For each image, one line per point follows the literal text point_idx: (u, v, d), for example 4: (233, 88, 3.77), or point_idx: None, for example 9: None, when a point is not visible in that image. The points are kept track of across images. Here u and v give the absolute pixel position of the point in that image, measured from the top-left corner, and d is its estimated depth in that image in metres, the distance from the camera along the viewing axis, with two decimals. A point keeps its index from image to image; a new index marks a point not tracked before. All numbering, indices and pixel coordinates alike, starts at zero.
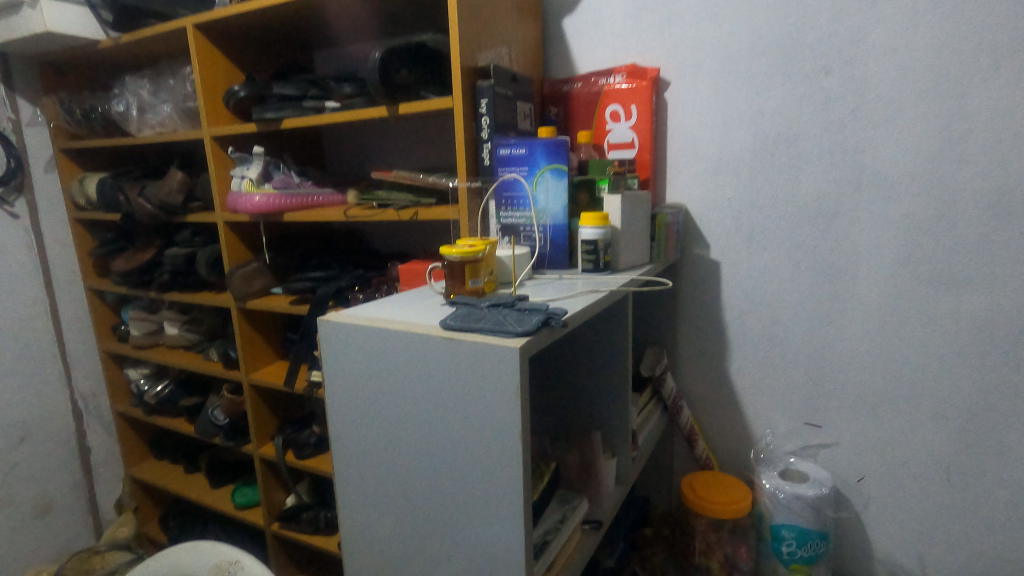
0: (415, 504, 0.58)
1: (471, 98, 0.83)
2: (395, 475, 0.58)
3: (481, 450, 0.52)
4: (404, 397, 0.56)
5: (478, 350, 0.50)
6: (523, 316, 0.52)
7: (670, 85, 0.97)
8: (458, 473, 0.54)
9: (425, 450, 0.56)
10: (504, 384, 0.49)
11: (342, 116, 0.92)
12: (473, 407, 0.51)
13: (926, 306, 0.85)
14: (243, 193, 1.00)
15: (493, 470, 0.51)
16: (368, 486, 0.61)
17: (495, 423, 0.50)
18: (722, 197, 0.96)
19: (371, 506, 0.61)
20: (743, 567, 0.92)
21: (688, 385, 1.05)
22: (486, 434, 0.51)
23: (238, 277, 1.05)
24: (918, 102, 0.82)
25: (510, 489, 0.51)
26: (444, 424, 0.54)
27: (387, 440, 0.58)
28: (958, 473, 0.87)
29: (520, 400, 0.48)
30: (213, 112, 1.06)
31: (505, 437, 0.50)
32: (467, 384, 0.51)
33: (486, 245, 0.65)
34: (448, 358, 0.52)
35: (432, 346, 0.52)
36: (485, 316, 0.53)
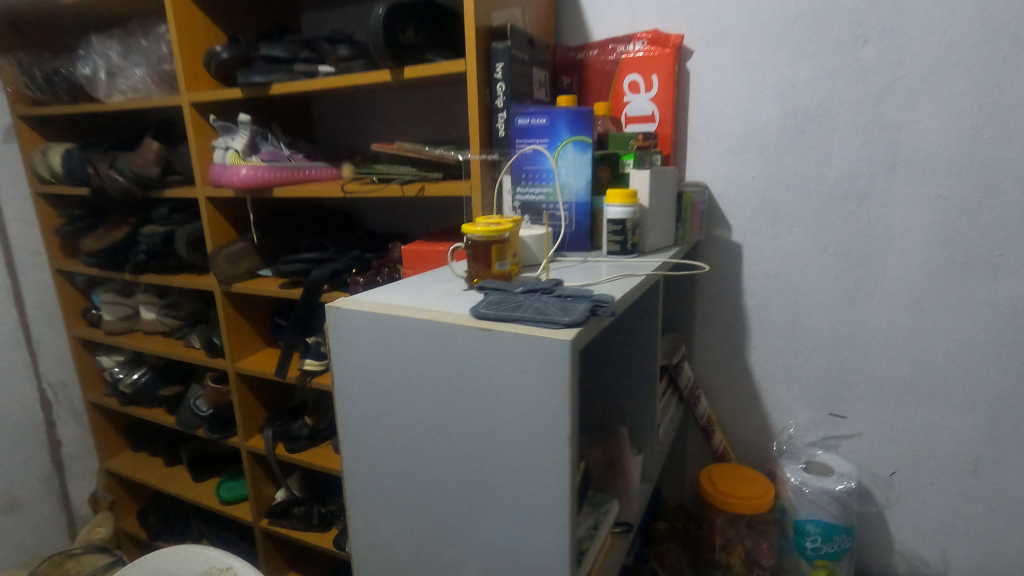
0: (439, 514, 0.52)
1: (485, 62, 0.75)
2: (415, 481, 0.52)
3: (520, 457, 0.46)
4: (428, 394, 0.49)
5: (519, 343, 0.43)
6: (567, 303, 0.46)
7: (693, 54, 0.90)
8: (491, 481, 0.48)
9: (452, 455, 0.49)
10: (552, 383, 0.43)
11: (339, 82, 0.83)
12: (512, 407, 0.45)
13: (964, 293, 0.80)
14: (228, 166, 0.92)
15: (533, 478, 0.45)
16: (384, 492, 0.55)
17: (537, 426, 0.44)
18: (746, 175, 0.90)
19: (386, 516, 0.55)
20: (765, 563, 0.87)
21: (704, 374, 1.00)
22: (526, 439, 0.45)
23: (223, 258, 0.97)
24: (962, 74, 0.75)
25: (553, 500, 0.45)
26: (476, 426, 0.48)
27: (407, 442, 0.52)
28: (987, 465, 0.83)
29: (571, 401, 0.42)
30: (193, 76, 0.96)
31: (549, 443, 0.44)
32: (505, 381, 0.45)
33: (513, 223, 0.58)
34: (481, 351, 0.45)
35: (462, 337, 0.46)
36: (523, 304, 0.47)
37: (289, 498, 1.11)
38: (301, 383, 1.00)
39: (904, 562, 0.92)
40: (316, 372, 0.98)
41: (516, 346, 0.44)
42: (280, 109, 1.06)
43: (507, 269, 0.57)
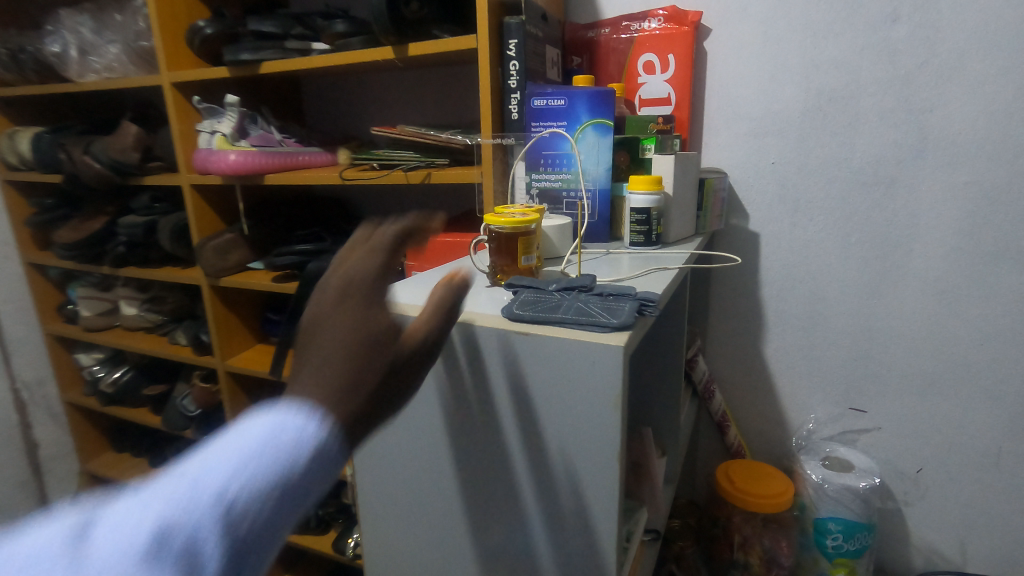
0: (468, 525, 0.48)
1: (497, 37, 0.70)
2: (445, 492, 0.49)
3: (564, 470, 0.42)
4: (459, 397, 0.46)
5: (564, 348, 0.40)
6: (611, 303, 0.42)
7: (711, 33, 0.85)
8: (528, 492, 0.44)
9: (487, 461, 0.46)
10: (600, 391, 0.39)
11: (336, 60, 0.77)
12: (555, 414, 0.41)
13: (993, 284, 0.77)
14: (214, 151, 0.86)
15: (577, 492, 0.42)
16: (406, 500, 0.51)
17: (582, 438, 0.41)
18: (766, 161, 0.86)
19: (409, 524, 0.52)
20: (783, 562, 0.84)
21: (718, 368, 0.97)
22: (569, 451, 0.41)
23: (210, 250, 0.92)
24: (998, 54, 0.71)
25: (601, 516, 0.41)
26: (511, 431, 0.44)
27: (435, 448, 0.48)
28: (1009, 458, 0.81)
29: (621, 412, 0.39)
30: (174, 54, 0.89)
31: (594, 456, 0.40)
32: (546, 389, 0.41)
33: (539, 214, 0.54)
34: (520, 355, 0.42)
35: (498, 337, 0.42)
36: (563, 305, 0.43)
37: None
38: None
39: (921, 556, 0.90)
40: None
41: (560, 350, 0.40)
42: (270, 91, 0.99)
43: (535, 263, 0.53)
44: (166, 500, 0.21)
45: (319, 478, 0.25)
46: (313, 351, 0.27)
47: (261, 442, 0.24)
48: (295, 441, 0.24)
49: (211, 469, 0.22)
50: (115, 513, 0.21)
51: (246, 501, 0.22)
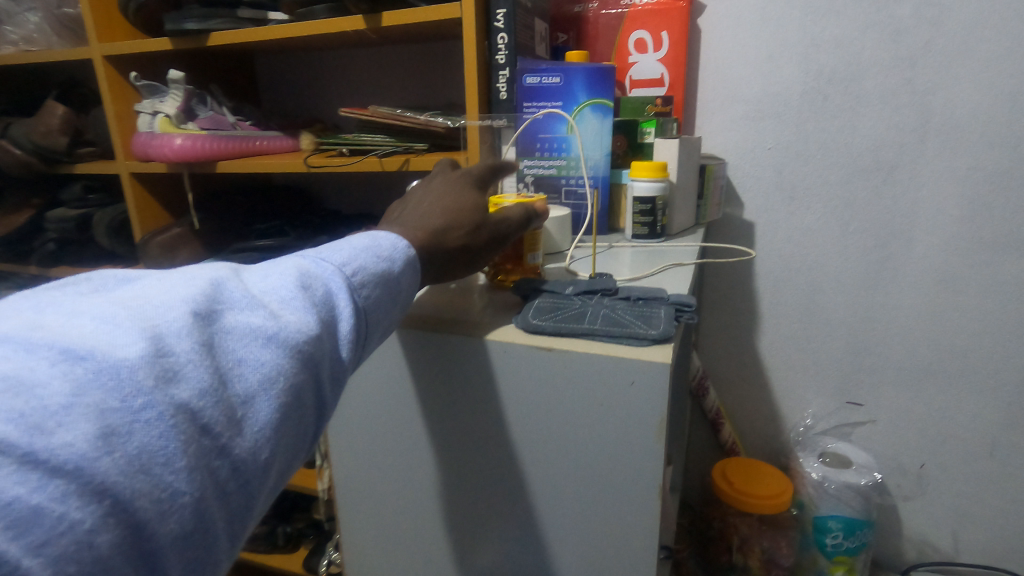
0: (490, 539, 0.48)
1: (482, 7, 0.62)
2: (468, 508, 0.49)
3: (599, 492, 0.42)
4: (480, 419, 0.46)
5: (602, 371, 0.39)
6: (642, 313, 0.43)
7: (705, 10, 0.80)
8: (552, 510, 0.45)
9: (510, 481, 0.46)
10: (643, 418, 0.39)
11: (298, 31, 0.68)
12: (585, 438, 0.42)
13: (991, 272, 0.76)
14: (157, 135, 0.76)
15: (608, 509, 0.43)
16: (424, 516, 0.51)
17: (620, 461, 0.41)
18: (763, 146, 0.82)
19: (426, 540, 0.52)
20: (783, 563, 0.81)
21: (710, 363, 0.94)
22: (604, 471, 0.42)
23: (155, 247, 0.82)
24: (1004, 31, 0.68)
25: (639, 533, 0.42)
26: (537, 446, 0.44)
27: (453, 464, 0.48)
28: (1004, 448, 0.81)
29: (663, 439, 0.39)
30: (105, 23, 0.78)
31: (635, 476, 0.41)
32: (581, 412, 0.41)
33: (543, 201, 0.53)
34: (551, 376, 0.41)
35: (520, 361, 0.42)
36: (587, 315, 0.43)
37: None
38: None
39: (914, 548, 0.89)
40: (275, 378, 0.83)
41: (590, 367, 0.40)
42: (219, 67, 0.89)
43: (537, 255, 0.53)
44: (309, 268, 0.34)
45: (396, 290, 0.38)
46: (415, 210, 0.45)
47: (366, 253, 0.37)
48: (387, 257, 0.38)
49: (335, 259, 0.35)
50: (273, 269, 0.33)
51: (359, 282, 0.35)
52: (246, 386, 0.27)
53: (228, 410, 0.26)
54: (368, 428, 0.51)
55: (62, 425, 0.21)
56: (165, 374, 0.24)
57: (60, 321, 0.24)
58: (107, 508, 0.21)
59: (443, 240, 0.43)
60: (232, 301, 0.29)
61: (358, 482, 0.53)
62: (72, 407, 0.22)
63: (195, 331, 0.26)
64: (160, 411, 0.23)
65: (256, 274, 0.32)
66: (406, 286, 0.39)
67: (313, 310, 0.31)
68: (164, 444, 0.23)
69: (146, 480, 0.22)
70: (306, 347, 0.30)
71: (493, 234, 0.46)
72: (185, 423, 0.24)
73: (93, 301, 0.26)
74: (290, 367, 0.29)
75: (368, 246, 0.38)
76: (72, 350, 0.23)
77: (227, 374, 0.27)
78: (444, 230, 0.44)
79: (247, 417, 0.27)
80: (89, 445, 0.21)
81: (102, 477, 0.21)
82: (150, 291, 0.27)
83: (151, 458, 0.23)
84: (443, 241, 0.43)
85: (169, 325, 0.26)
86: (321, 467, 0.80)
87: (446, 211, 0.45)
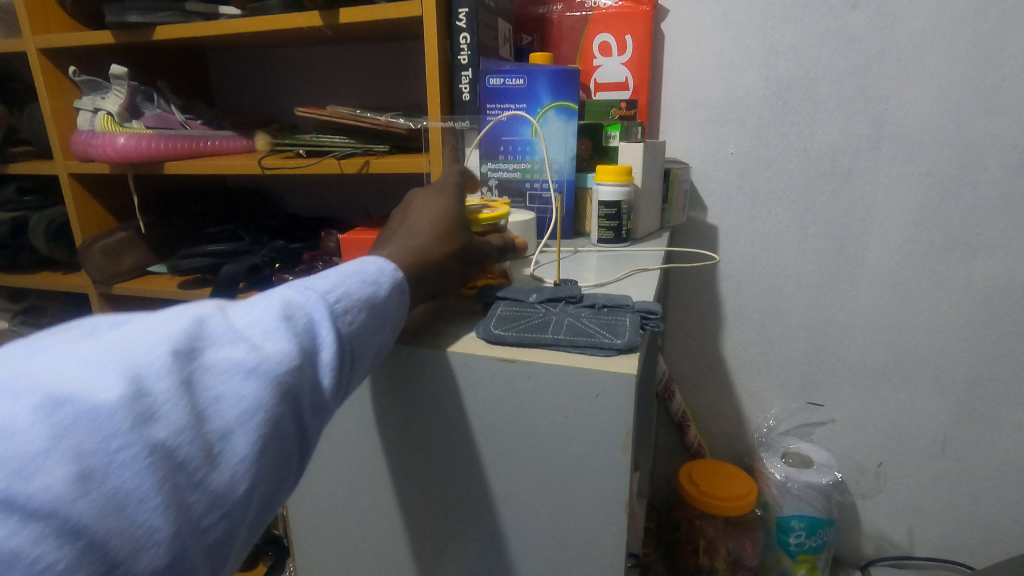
0: (455, 556, 0.47)
1: (444, 4, 0.60)
2: (434, 524, 0.47)
3: (567, 506, 0.41)
4: (440, 433, 0.44)
5: (568, 382, 0.38)
6: (609, 321, 0.42)
7: (668, 14, 0.81)
8: (516, 524, 0.43)
9: (474, 496, 0.44)
10: (610, 430, 0.38)
11: (250, 26, 0.65)
12: (551, 451, 0.40)
13: (941, 275, 0.78)
14: (97, 133, 0.72)
15: (574, 521, 0.41)
16: (386, 534, 0.49)
17: (588, 475, 0.40)
18: (725, 150, 0.83)
19: (387, 559, 0.50)
20: (748, 564, 0.81)
21: (676, 366, 0.94)
22: (573, 486, 0.40)
23: (97, 252, 0.77)
24: (952, 42, 0.71)
25: (606, 546, 0.41)
26: (502, 461, 0.42)
27: (412, 479, 0.46)
28: (955, 444, 0.83)
29: (630, 450, 0.38)
30: (41, 14, 0.73)
31: (602, 489, 0.40)
32: (546, 424, 0.40)
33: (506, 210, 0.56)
34: (515, 388, 0.40)
35: (483, 373, 0.41)
36: (552, 325, 0.42)
37: None
38: None
39: (872, 544, 0.91)
40: None
41: (555, 378, 0.38)
42: (166, 63, 0.84)
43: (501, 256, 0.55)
44: (296, 294, 0.32)
45: (386, 314, 0.36)
46: (394, 236, 0.44)
47: (352, 278, 0.36)
48: (373, 281, 0.37)
49: (322, 285, 0.34)
50: (260, 298, 0.31)
51: (345, 307, 0.33)
52: (226, 420, 0.25)
53: (204, 447, 0.24)
54: (325, 444, 0.48)
55: (36, 471, 0.20)
56: (142, 414, 0.23)
57: (44, 364, 0.23)
58: (81, 551, 0.21)
59: (428, 259, 0.42)
60: (216, 333, 0.28)
61: (314, 500, 0.51)
62: (47, 452, 0.21)
63: (175, 366, 0.25)
64: (133, 453, 0.22)
65: (244, 303, 0.31)
66: (397, 312, 0.38)
67: (296, 339, 0.29)
68: (138, 485, 0.22)
69: (120, 521, 0.22)
70: (289, 378, 0.28)
71: (479, 259, 0.47)
72: (160, 463, 0.23)
73: (78, 340, 0.25)
74: (273, 400, 0.27)
75: (355, 272, 0.37)
76: (51, 393, 0.22)
77: (207, 411, 0.25)
78: (427, 249, 0.43)
79: (226, 453, 0.25)
80: (63, 489, 0.21)
81: (72, 521, 0.21)
82: (135, 327, 0.26)
83: (125, 500, 0.22)
84: (428, 259, 0.42)
85: (148, 361, 0.24)
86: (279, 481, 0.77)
87: (429, 231, 0.44)
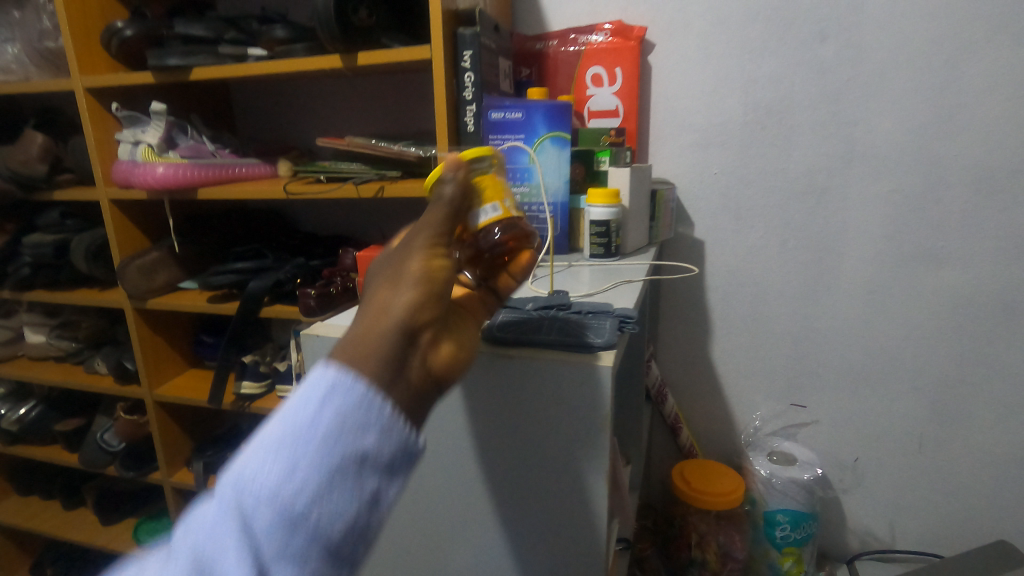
0: (463, 536, 0.53)
1: (451, 48, 0.68)
2: (445, 507, 0.53)
3: (559, 484, 0.48)
4: (451, 425, 0.51)
5: (557, 373, 0.46)
6: (593, 323, 0.49)
7: (655, 47, 0.88)
8: (517, 503, 0.50)
9: (478, 479, 0.51)
10: (593, 414, 0.45)
11: (278, 68, 0.73)
12: (545, 435, 0.47)
13: (912, 282, 0.85)
14: (139, 163, 0.79)
15: (563, 498, 0.48)
16: (401, 517, 0.55)
17: (577, 455, 0.47)
18: (709, 170, 0.90)
19: (402, 540, 0.56)
20: (738, 556, 0.87)
21: (669, 371, 1.01)
22: (563, 465, 0.47)
23: (135, 269, 0.84)
24: (911, 74, 0.78)
25: (590, 518, 0.48)
26: (503, 446, 0.49)
27: (425, 467, 0.53)
28: (931, 442, 0.89)
29: (609, 430, 0.45)
30: (87, 57, 0.81)
31: (589, 467, 0.47)
32: (540, 410, 0.47)
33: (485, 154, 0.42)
34: (514, 380, 0.47)
35: (487, 369, 0.48)
36: (546, 327, 0.50)
37: None
38: (237, 410, 0.91)
39: (857, 538, 0.97)
40: (254, 396, 0.89)
41: (548, 371, 0.46)
42: (195, 98, 0.93)
43: (496, 217, 0.42)
44: (209, 497, 0.27)
45: (333, 441, 0.27)
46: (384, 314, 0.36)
47: (275, 418, 0.28)
48: (304, 402, 0.28)
49: (236, 457, 0.28)
50: (182, 524, 0.28)
51: (249, 476, 0.26)
52: None
53: None
54: None
55: None
56: None
57: None
58: None
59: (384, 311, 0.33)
60: None
61: None
62: None
63: None
64: None
65: (173, 532, 0.28)
66: (356, 420, 0.27)
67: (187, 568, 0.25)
68: None
69: None
70: None
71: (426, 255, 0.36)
72: None
73: None
74: None
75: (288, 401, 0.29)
76: None
77: None
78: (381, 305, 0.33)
79: None
80: None
81: None
82: None
83: None
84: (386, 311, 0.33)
85: None
86: None
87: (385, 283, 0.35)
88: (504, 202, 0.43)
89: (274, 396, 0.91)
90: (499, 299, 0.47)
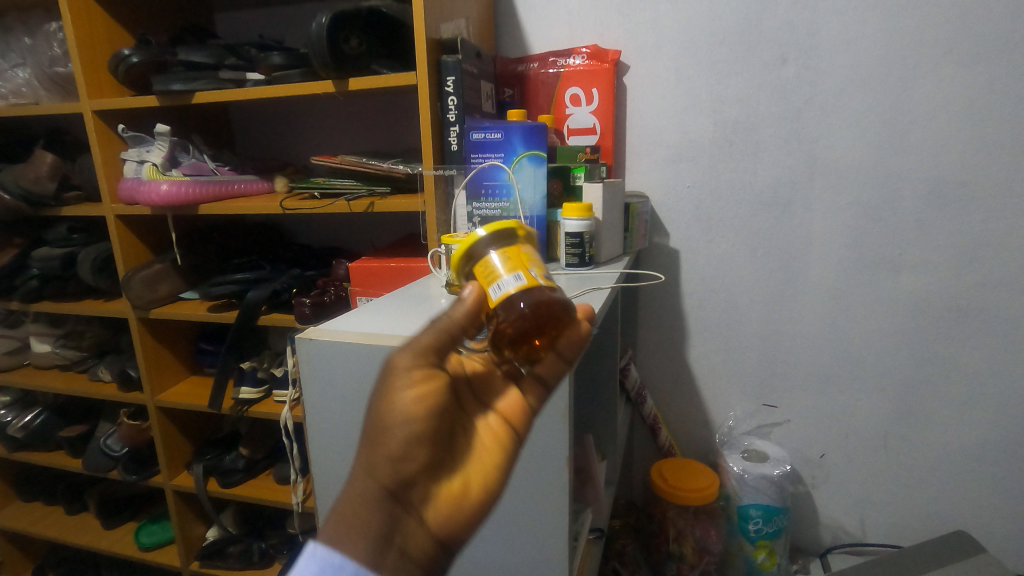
0: None
1: (435, 74, 0.74)
2: None
3: (525, 474, 0.51)
4: None
5: None
6: None
7: (629, 69, 0.94)
8: None
9: None
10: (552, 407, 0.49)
11: (273, 92, 0.78)
12: None
13: (873, 287, 0.90)
14: (144, 182, 0.84)
15: (528, 486, 0.52)
16: None
17: (540, 448, 0.50)
18: (682, 185, 0.95)
19: None
20: (713, 549, 0.92)
21: (648, 375, 1.06)
22: (529, 457, 0.51)
23: (139, 282, 0.89)
24: (866, 94, 0.84)
25: (554, 504, 0.51)
26: None
27: None
28: (895, 439, 0.94)
29: (567, 422, 0.49)
30: (94, 82, 0.86)
31: (551, 458, 0.50)
32: None
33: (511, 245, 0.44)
34: None
35: None
36: None
37: (224, 536, 1.07)
38: (236, 414, 0.95)
39: (829, 533, 1.01)
40: (253, 401, 0.94)
41: None
42: (196, 119, 0.98)
43: (517, 288, 0.39)
44: None
45: None
46: None
47: None
48: None
49: None
50: None
51: None
52: None
53: None
54: (333, 440, 0.59)
55: None
56: None
57: None
58: None
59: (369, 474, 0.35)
60: None
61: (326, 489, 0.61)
62: None
63: None
64: None
65: None
66: None
67: None
68: None
69: None
70: None
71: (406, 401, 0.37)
72: None
73: None
74: None
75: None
76: None
77: None
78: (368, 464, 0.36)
79: None
80: None
81: None
82: None
83: None
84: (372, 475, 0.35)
85: None
86: (295, 480, 0.88)
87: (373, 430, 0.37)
88: (530, 270, 0.41)
89: (270, 401, 0.96)
90: (552, 384, 0.45)
